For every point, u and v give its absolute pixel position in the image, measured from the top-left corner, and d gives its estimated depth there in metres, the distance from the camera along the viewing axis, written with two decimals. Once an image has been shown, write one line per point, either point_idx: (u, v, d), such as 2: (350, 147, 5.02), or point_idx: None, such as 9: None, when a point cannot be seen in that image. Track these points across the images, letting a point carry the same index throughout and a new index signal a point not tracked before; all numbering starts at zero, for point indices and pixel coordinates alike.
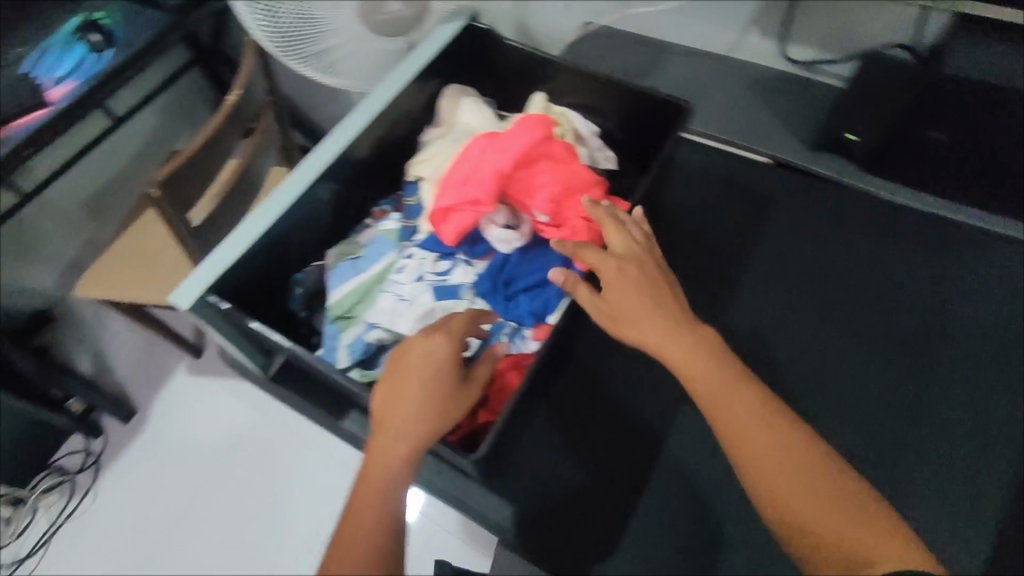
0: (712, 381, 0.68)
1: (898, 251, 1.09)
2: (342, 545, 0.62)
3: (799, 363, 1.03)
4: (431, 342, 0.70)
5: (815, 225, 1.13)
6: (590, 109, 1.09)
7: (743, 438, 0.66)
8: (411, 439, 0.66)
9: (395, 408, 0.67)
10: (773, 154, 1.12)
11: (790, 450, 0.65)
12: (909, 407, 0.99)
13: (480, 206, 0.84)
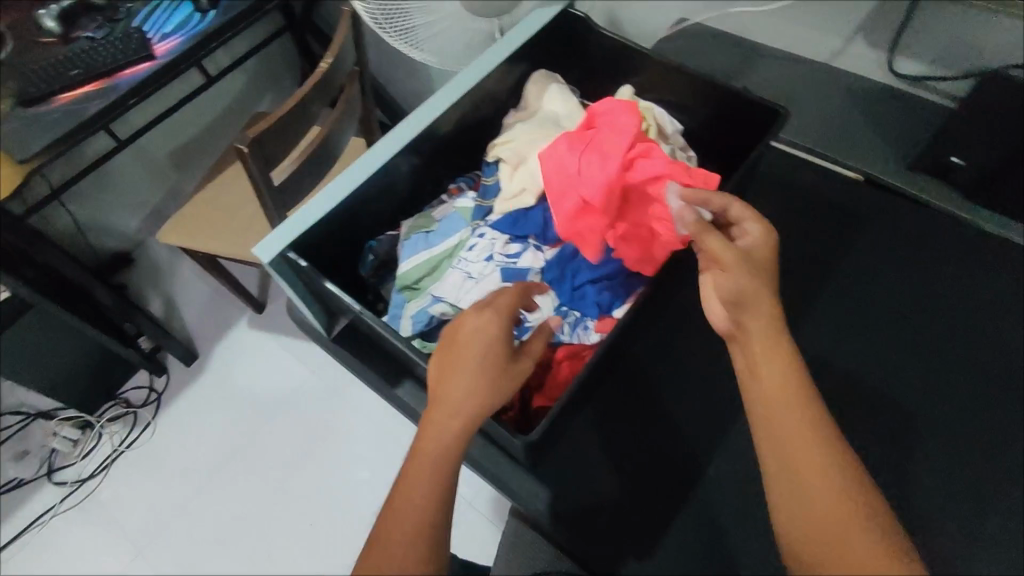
0: (809, 441, 0.57)
1: (1018, 292, 0.96)
2: (394, 514, 0.62)
3: (892, 406, 0.91)
4: (481, 318, 0.66)
5: (924, 255, 1.01)
6: (676, 106, 1.04)
7: (817, 498, 0.55)
8: (459, 423, 0.63)
9: (446, 390, 0.64)
10: (863, 170, 1.04)
11: (852, 525, 0.53)
12: (1012, 467, 0.86)
13: (590, 208, 0.78)
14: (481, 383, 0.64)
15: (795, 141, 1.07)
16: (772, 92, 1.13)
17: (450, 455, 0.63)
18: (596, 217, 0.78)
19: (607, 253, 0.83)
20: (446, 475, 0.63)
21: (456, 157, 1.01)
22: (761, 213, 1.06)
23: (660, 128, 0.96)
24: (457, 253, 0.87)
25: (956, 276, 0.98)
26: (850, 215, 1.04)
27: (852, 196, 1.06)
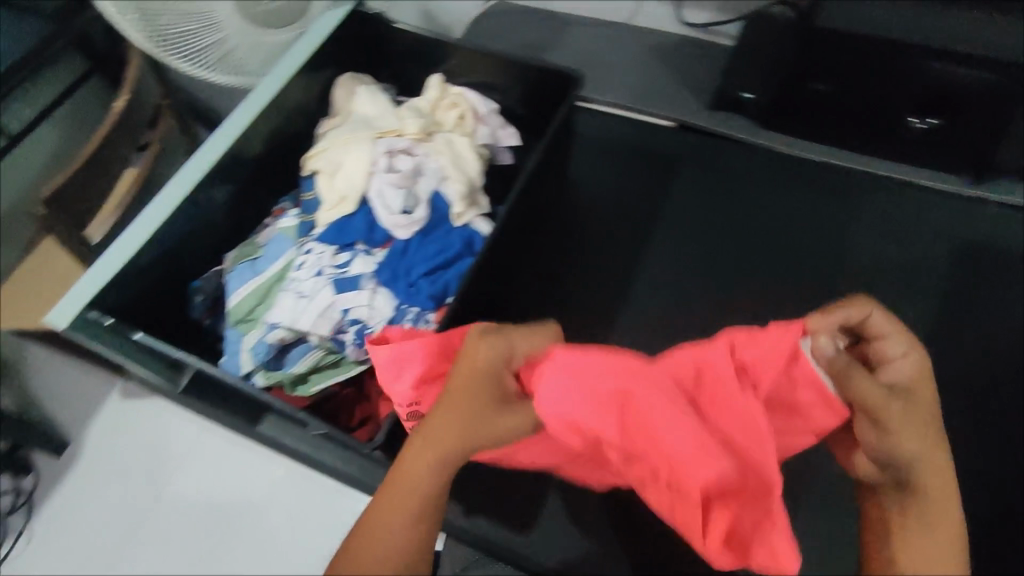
0: (938, 463, 0.50)
1: (834, 199, 1.00)
2: (353, 558, 0.52)
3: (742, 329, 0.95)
4: (494, 340, 0.58)
5: (750, 182, 1.04)
6: (488, 87, 1.03)
7: (938, 523, 0.48)
8: (434, 462, 0.53)
9: (473, 403, 0.55)
10: (676, 117, 1.07)
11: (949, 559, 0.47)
12: None
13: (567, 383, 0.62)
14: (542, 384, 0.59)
15: (607, 101, 1.10)
16: (583, 57, 1.16)
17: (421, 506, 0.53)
18: (590, 406, 0.57)
19: (435, 245, 0.84)
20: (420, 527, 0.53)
21: (275, 176, 0.97)
22: (594, 173, 1.07)
23: (473, 111, 0.98)
24: (286, 274, 0.84)
25: (781, 195, 1.02)
26: (675, 160, 1.07)
27: (674, 142, 1.08)
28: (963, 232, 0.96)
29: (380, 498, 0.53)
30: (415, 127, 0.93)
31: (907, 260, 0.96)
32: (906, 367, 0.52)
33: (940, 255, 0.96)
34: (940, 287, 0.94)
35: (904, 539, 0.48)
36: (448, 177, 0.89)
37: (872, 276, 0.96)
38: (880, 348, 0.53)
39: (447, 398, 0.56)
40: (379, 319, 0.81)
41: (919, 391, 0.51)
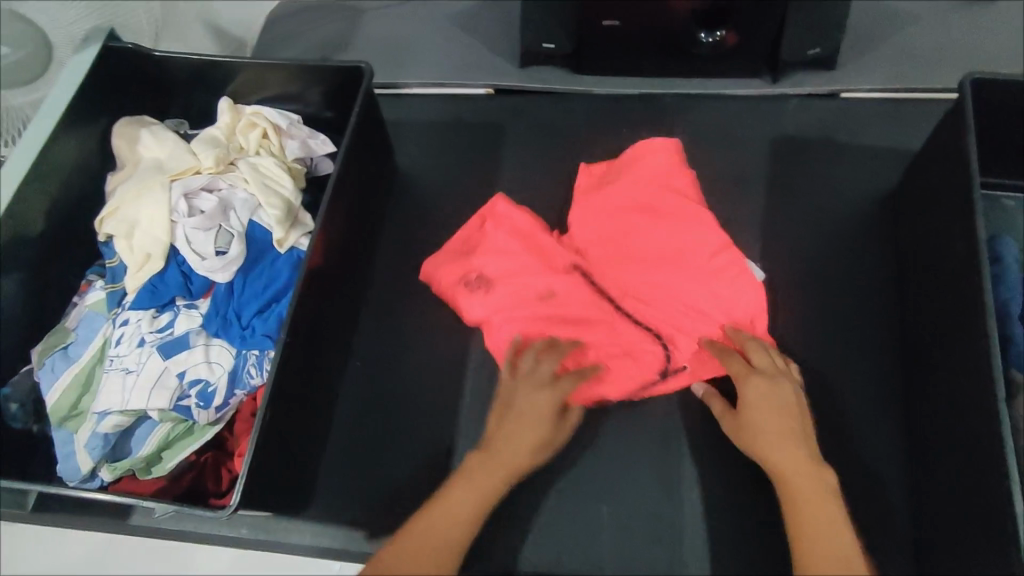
0: (791, 446, 0.67)
1: (657, 129, 1.01)
2: None
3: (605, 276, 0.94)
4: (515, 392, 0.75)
5: (576, 128, 1.03)
6: (287, 98, 0.96)
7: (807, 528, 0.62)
8: (490, 488, 0.69)
9: (520, 452, 0.72)
10: (489, 84, 1.05)
11: (827, 528, 0.62)
12: None
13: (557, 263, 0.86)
14: (549, 424, 0.74)
15: (419, 84, 1.06)
16: (385, 43, 1.11)
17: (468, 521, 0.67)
18: (511, 309, 0.83)
19: (261, 279, 0.80)
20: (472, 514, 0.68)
21: (73, 250, 0.87)
22: (423, 161, 1.03)
23: (274, 127, 0.90)
24: (106, 354, 0.77)
25: (604, 137, 1.02)
26: (498, 127, 1.04)
27: (495, 109, 1.05)
28: (777, 126, 0.99)
29: (422, 521, 0.66)
30: (212, 158, 0.84)
31: (733, 165, 0.97)
32: (772, 390, 0.71)
33: (760, 157, 0.97)
34: (771, 181, 0.95)
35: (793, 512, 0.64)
36: (261, 204, 0.82)
37: (710, 187, 0.95)
38: (750, 408, 0.71)
39: (494, 448, 0.72)
40: (220, 373, 0.75)
41: (774, 418, 0.69)
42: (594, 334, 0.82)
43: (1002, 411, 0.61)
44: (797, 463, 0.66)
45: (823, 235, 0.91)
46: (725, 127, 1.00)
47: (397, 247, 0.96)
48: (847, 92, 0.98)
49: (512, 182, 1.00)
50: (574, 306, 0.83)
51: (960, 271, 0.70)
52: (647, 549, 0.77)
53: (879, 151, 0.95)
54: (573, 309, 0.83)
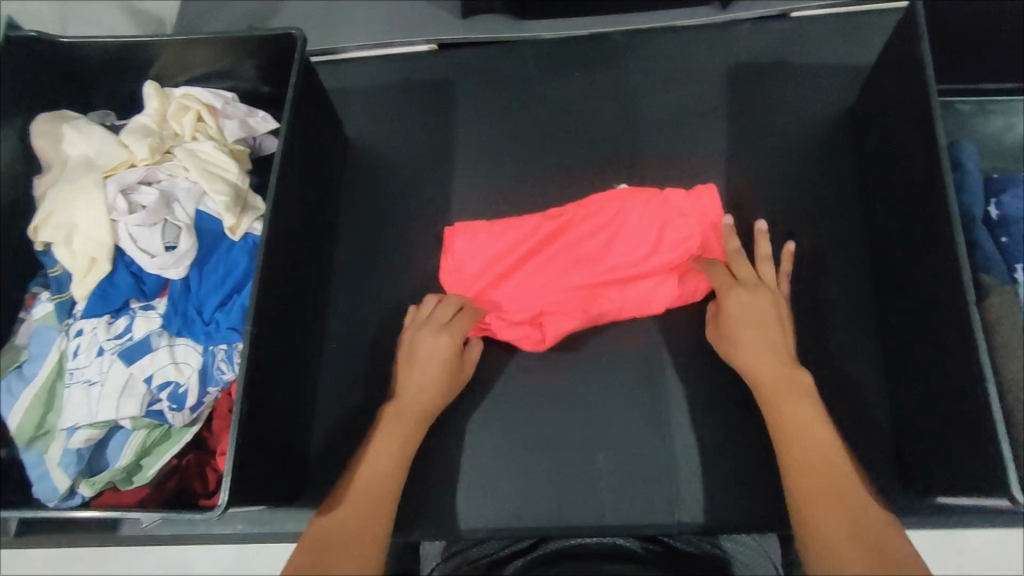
0: (802, 404, 0.67)
1: (609, 68, 0.98)
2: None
3: None
4: (434, 348, 0.78)
5: (526, 75, 0.99)
6: (218, 77, 0.90)
7: (813, 472, 0.61)
8: (379, 483, 0.69)
9: (404, 425, 0.74)
10: (431, 39, 1.00)
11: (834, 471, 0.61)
12: None
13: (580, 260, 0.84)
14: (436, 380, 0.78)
15: (356, 47, 1.00)
16: (315, 7, 1.04)
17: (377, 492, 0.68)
18: (631, 234, 0.83)
19: (218, 270, 0.76)
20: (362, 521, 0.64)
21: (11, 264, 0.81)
22: (373, 129, 0.98)
23: (208, 108, 0.85)
24: (64, 367, 0.73)
25: (557, 82, 0.98)
26: (446, 84, 0.99)
27: (440, 65, 1.00)
28: (729, 53, 0.96)
29: (334, 514, 0.64)
30: (145, 149, 0.79)
31: (689, 98, 0.95)
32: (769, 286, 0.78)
33: (715, 87, 0.95)
34: (729, 111, 0.93)
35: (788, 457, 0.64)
36: (206, 192, 0.78)
37: (670, 123, 0.94)
38: (735, 300, 0.75)
39: (387, 422, 0.75)
40: (190, 373, 0.72)
41: (768, 360, 0.71)
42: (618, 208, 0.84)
43: (970, 310, 0.62)
44: (801, 419, 0.66)
45: (785, 160, 0.90)
46: (676, 60, 0.97)
47: (356, 222, 0.93)
48: (798, 10, 0.95)
49: (465, 141, 0.96)
50: (489, 249, 0.84)
51: (921, 181, 0.70)
52: (644, 489, 0.80)
53: (835, 69, 0.94)
54: (633, 225, 0.83)
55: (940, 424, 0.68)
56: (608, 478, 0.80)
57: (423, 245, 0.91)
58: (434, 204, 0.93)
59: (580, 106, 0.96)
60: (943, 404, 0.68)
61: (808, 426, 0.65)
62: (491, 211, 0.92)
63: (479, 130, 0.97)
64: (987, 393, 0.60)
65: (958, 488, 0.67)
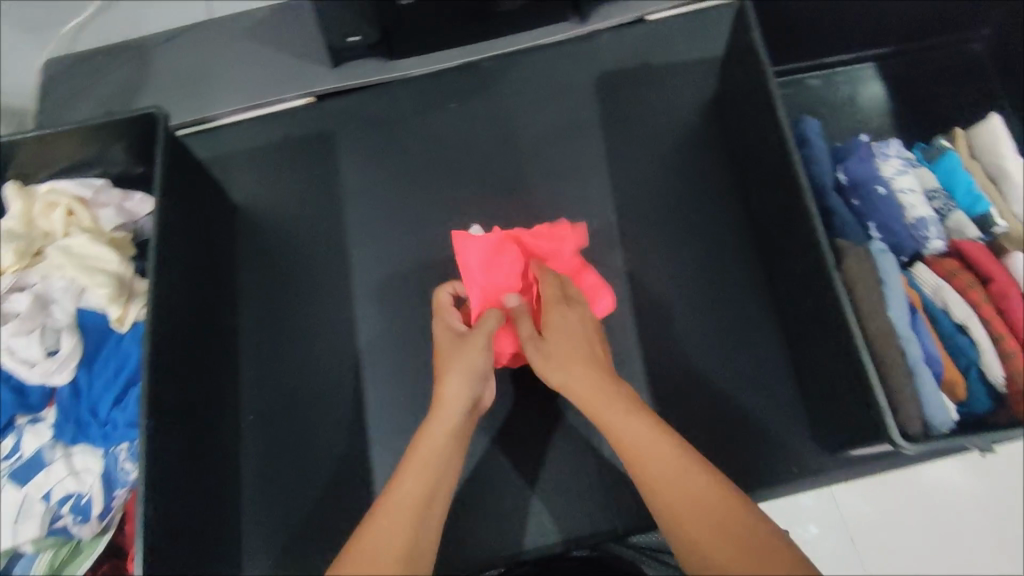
0: (624, 406, 0.64)
1: (482, 95, 1.00)
2: None
3: None
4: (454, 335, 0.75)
5: (404, 115, 1.01)
6: (84, 166, 0.87)
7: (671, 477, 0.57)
8: (419, 500, 0.59)
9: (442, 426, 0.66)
10: (307, 93, 1.00)
11: (677, 475, 0.57)
12: (580, 216, 0.92)
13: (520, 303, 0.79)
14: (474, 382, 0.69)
15: (230, 111, 1.00)
16: (184, 75, 1.03)
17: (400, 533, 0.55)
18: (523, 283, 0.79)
19: (107, 368, 0.73)
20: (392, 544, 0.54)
21: None
22: (259, 192, 0.98)
23: (79, 200, 0.81)
24: None
25: (434, 116, 1.00)
26: (326, 136, 1.01)
27: (318, 118, 1.01)
28: (592, 61, 1.00)
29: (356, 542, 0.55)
30: (11, 255, 0.74)
31: (559, 110, 0.98)
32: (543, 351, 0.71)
33: (585, 97, 0.98)
34: (601, 116, 0.97)
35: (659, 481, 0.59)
36: (87, 286, 0.74)
37: (548, 137, 0.97)
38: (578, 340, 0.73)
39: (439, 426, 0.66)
40: (92, 480, 0.69)
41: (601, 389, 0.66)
42: (506, 258, 0.78)
43: (834, 275, 0.63)
44: (639, 431, 0.62)
45: (662, 155, 0.94)
46: (544, 77, 1.00)
47: (257, 286, 0.93)
48: (651, 14, 1.00)
49: (353, 188, 0.97)
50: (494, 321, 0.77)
51: (777, 159, 0.74)
52: (581, 500, 0.81)
53: (694, 63, 0.98)
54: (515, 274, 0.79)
55: (833, 383, 0.71)
56: (544, 493, 0.81)
57: (328, 298, 0.91)
58: (333, 255, 0.93)
59: (459, 135, 0.98)
60: (835, 364, 0.69)
61: (643, 431, 0.62)
62: (390, 250, 0.93)
63: (365, 175, 0.98)
64: (860, 351, 0.60)
65: (864, 441, 0.69)
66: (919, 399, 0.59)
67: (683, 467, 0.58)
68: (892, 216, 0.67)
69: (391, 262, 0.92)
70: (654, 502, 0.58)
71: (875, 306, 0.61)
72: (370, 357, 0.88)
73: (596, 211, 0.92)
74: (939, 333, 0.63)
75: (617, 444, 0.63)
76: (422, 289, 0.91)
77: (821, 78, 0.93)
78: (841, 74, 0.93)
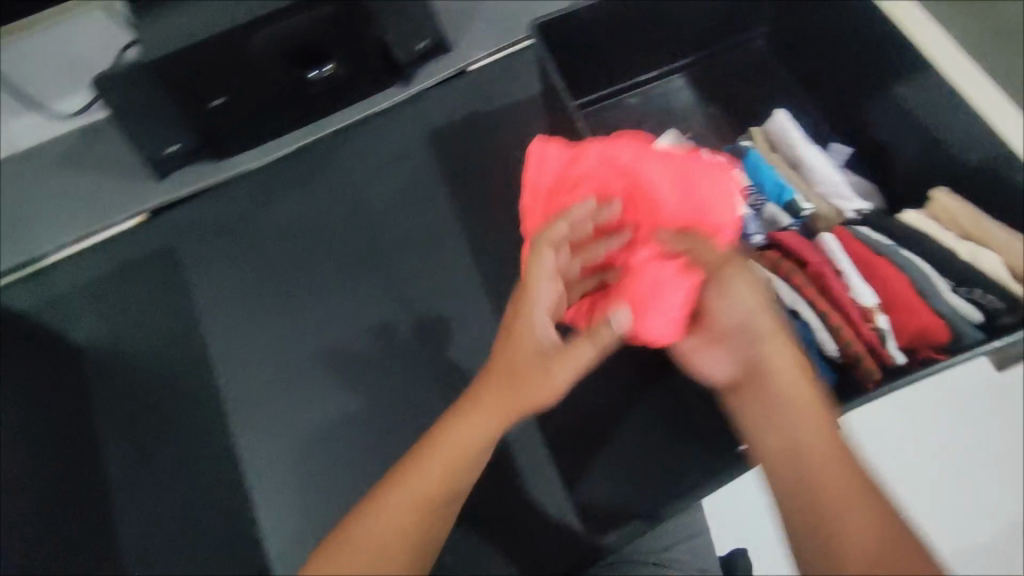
0: (787, 367, 0.52)
1: (323, 177, 0.99)
2: None
3: (347, 338, 0.91)
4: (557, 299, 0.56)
5: (249, 213, 0.98)
6: None
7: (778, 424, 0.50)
8: (445, 472, 0.54)
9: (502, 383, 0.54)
10: (136, 212, 0.95)
11: (817, 441, 0.48)
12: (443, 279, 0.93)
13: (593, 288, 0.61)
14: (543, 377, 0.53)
15: (57, 248, 0.93)
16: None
17: (407, 514, 0.52)
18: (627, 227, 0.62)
19: None
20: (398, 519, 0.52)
21: None
22: (104, 327, 0.92)
23: None
24: None
25: (279, 208, 0.98)
26: (168, 252, 0.96)
27: (155, 236, 0.96)
28: (426, 120, 1.01)
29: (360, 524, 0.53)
30: None
31: (403, 176, 0.99)
32: (762, 343, 0.52)
33: (425, 158, 0.99)
34: (445, 174, 0.98)
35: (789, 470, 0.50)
36: None
37: (397, 206, 0.97)
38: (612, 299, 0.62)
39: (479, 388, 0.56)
40: None
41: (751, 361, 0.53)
42: (649, 166, 0.63)
43: None
44: (791, 391, 0.51)
45: (511, 199, 0.96)
46: (382, 145, 1.00)
47: (125, 428, 0.88)
48: (472, 65, 1.01)
49: (210, 301, 0.94)
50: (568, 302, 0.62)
51: None
52: (498, 559, 0.83)
53: (524, 103, 1.01)
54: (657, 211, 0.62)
55: None
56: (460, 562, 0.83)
57: (205, 423, 0.88)
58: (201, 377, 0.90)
59: (308, 223, 0.97)
60: None
61: (804, 410, 0.50)
62: (261, 357, 0.91)
63: (219, 285, 0.94)
64: None
65: None
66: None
67: (816, 419, 0.50)
68: None
69: (264, 370, 0.90)
70: (769, 470, 0.50)
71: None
72: (261, 474, 0.86)
73: (458, 270, 0.93)
74: None
75: (753, 405, 0.52)
76: (301, 390, 0.89)
77: (639, 97, 0.99)
78: (656, 90, 0.99)
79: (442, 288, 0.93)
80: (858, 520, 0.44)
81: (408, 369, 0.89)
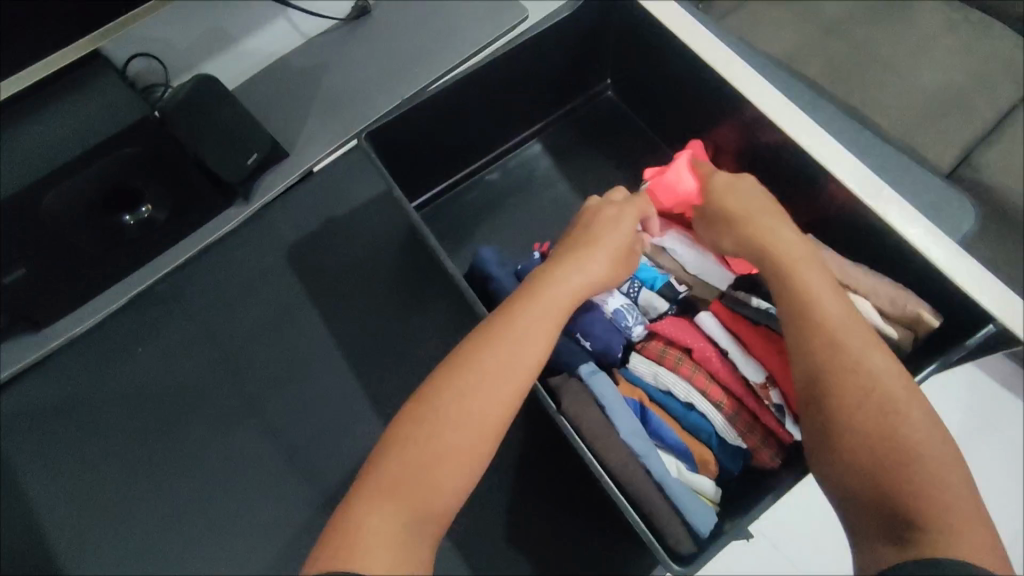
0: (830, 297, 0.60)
1: (168, 323, 0.87)
2: (353, 526, 0.47)
3: (227, 504, 0.80)
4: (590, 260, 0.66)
5: (86, 383, 0.85)
6: None
7: (838, 376, 0.55)
8: (451, 454, 0.51)
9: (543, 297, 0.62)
10: None
11: (880, 415, 0.52)
12: (324, 409, 0.84)
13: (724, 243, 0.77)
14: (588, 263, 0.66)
15: None
16: None
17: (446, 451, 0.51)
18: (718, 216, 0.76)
19: None
20: (405, 509, 0.48)
21: None
22: None
23: None
24: None
25: (121, 371, 0.85)
26: None
27: None
28: (276, 236, 0.92)
29: (392, 458, 0.51)
30: None
31: (259, 302, 0.89)
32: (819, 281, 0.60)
33: (281, 278, 0.90)
34: (307, 291, 0.89)
35: (923, 462, 0.49)
36: None
37: (257, 338, 0.87)
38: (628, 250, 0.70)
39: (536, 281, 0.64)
40: None
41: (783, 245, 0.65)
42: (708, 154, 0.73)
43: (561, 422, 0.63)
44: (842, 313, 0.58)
45: (384, 305, 0.89)
46: (230, 273, 0.90)
47: None
48: (314, 164, 0.90)
49: (55, 499, 0.80)
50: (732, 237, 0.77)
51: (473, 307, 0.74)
52: None
53: (379, 197, 0.94)
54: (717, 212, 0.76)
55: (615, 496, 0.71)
56: None
57: None
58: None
59: (158, 379, 0.85)
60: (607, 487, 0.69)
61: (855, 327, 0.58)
62: (129, 550, 0.78)
63: (62, 478, 0.81)
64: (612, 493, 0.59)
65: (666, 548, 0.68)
66: (683, 514, 0.61)
67: (861, 381, 0.54)
68: (593, 323, 0.72)
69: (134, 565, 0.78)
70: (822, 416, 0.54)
71: (609, 439, 0.63)
72: None
73: (339, 396, 0.85)
74: (676, 418, 0.68)
75: (803, 287, 0.61)
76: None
77: (497, 169, 0.97)
78: (513, 161, 0.97)
79: (324, 421, 0.83)
80: (950, 464, 0.49)
81: (303, 522, 0.79)
